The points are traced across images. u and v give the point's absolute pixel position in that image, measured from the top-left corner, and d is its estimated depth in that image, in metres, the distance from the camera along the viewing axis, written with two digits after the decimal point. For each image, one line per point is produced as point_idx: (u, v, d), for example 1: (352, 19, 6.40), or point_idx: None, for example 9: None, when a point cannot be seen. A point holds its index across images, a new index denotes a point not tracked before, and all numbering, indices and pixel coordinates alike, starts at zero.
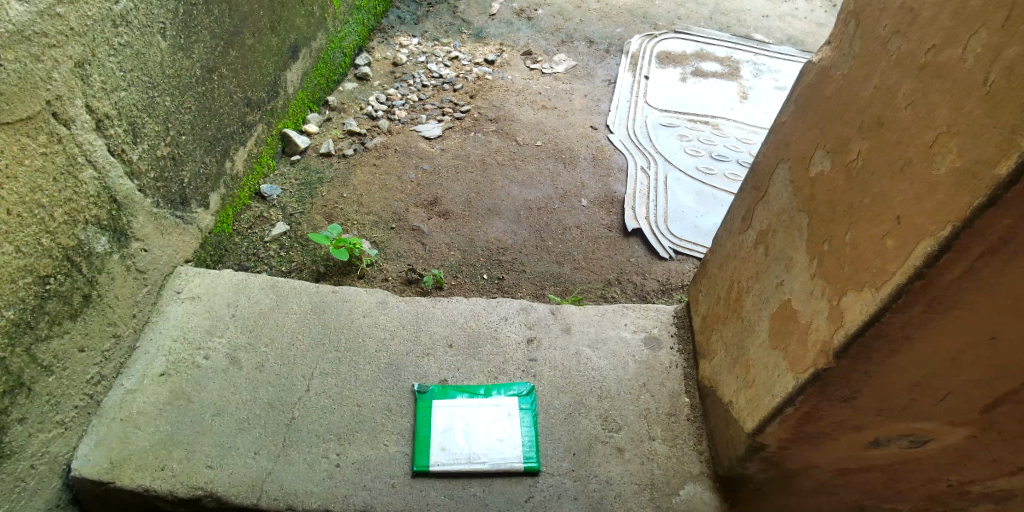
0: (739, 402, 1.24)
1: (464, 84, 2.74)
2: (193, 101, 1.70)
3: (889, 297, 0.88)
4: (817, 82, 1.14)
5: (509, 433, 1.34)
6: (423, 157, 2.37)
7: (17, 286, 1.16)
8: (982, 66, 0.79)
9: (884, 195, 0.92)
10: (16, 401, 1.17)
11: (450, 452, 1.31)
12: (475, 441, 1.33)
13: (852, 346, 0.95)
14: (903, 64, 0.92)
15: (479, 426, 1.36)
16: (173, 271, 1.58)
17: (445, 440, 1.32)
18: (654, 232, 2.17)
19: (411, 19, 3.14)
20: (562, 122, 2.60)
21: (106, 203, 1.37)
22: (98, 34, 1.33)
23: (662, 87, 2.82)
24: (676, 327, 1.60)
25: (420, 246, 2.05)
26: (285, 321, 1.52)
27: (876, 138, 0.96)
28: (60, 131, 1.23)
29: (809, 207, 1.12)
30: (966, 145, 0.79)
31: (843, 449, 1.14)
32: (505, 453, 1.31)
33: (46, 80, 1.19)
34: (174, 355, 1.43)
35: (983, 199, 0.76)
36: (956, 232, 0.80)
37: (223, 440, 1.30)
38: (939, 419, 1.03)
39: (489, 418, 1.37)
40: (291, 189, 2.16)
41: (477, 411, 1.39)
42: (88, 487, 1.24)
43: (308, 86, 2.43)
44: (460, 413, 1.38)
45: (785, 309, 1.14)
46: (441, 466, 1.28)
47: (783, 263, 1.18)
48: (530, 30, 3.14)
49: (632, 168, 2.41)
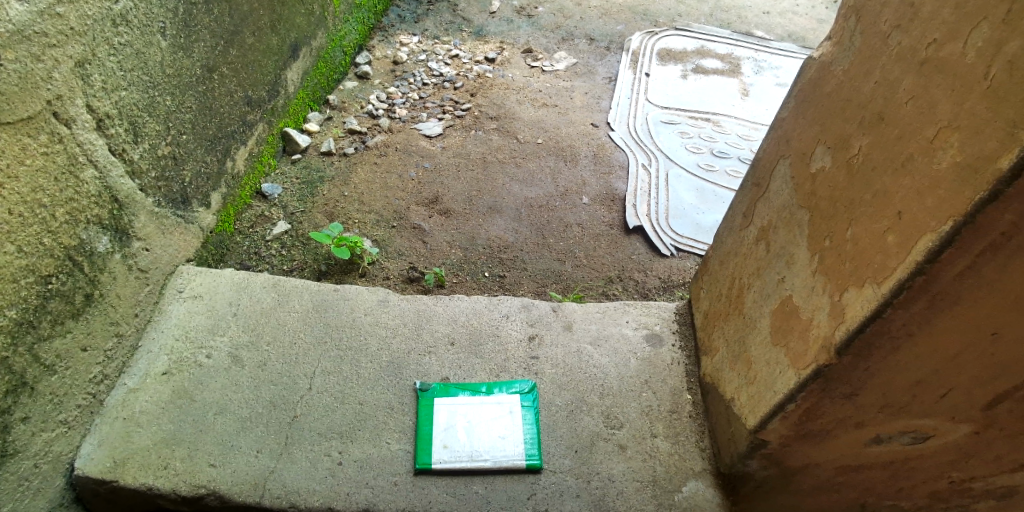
0: (740, 399, 1.24)
1: (464, 82, 2.74)
2: (193, 100, 1.70)
3: (890, 292, 0.88)
4: (817, 78, 1.14)
5: (510, 430, 1.35)
6: (424, 155, 2.37)
7: (19, 286, 1.16)
8: (984, 61, 0.78)
9: (885, 191, 0.92)
10: (19, 400, 1.18)
11: (450, 449, 1.31)
12: (474, 438, 1.34)
13: (853, 342, 0.95)
14: (904, 59, 0.92)
15: (479, 423, 1.36)
16: (174, 270, 1.58)
17: (447, 438, 1.32)
18: (655, 229, 2.17)
19: (411, 17, 3.14)
20: (563, 119, 2.60)
21: (108, 202, 1.37)
22: (98, 34, 1.33)
23: (663, 84, 2.82)
24: (677, 324, 1.60)
25: (421, 244, 2.05)
26: (287, 320, 1.52)
27: (877, 134, 0.96)
28: (61, 131, 1.24)
29: (810, 203, 1.12)
30: (967, 140, 0.79)
31: (845, 446, 1.14)
32: (507, 449, 1.32)
33: (46, 80, 1.19)
34: (176, 354, 1.43)
35: (985, 195, 0.76)
36: (957, 228, 0.80)
37: (226, 439, 1.31)
38: (941, 416, 1.03)
39: (488, 415, 1.38)
40: (292, 188, 2.16)
41: (477, 408, 1.39)
42: (91, 486, 1.25)
43: (309, 85, 2.43)
44: (459, 410, 1.38)
45: (787, 306, 1.14)
46: (443, 464, 1.28)
47: (784, 260, 1.18)
48: (530, 27, 3.13)
49: (633, 165, 2.41)
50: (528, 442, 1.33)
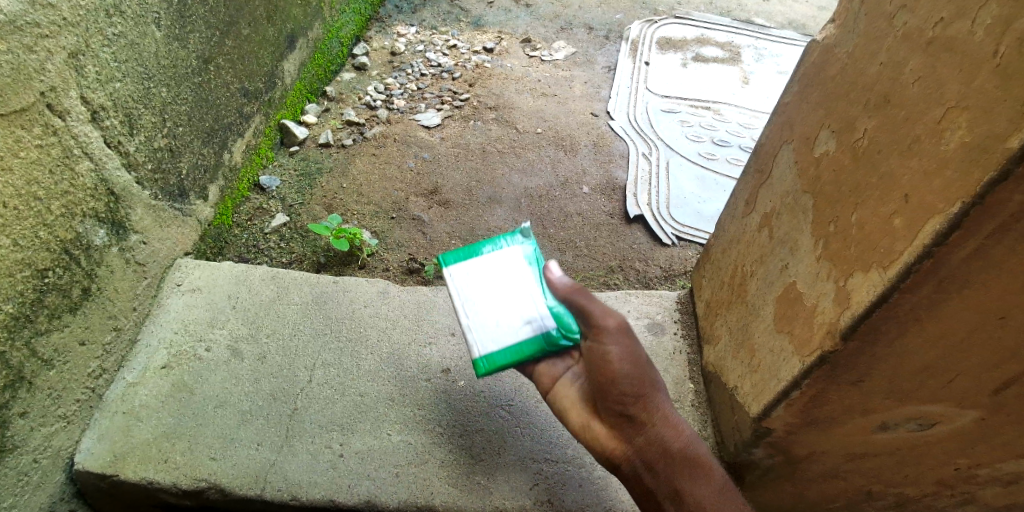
0: (744, 387, 1.24)
1: (462, 72, 2.71)
2: (189, 91, 1.69)
3: (896, 276, 0.87)
4: (822, 61, 1.13)
5: (517, 320, 1.21)
6: (423, 146, 2.35)
7: (16, 280, 1.15)
8: (992, 37, 0.77)
9: (893, 174, 0.91)
10: (17, 395, 1.17)
11: (448, 291, 1.24)
12: (488, 303, 1.23)
13: (858, 327, 0.94)
14: (911, 38, 0.90)
15: (507, 298, 1.23)
16: (173, 263, 1.57)
17: (475, 270, 1.26)
18: (656, 218, 2.16)
19: (408, 7, 3.10)
20: (563, 109, 2.58)
21: (104, 195, 1.35)
22: (91, 24, 1.31)
23: (663, 72, 2.79)
24: (679, 312, 1.59)
25: (420, 235, 2.04)
26: (287, 312, 1.51)
27: (883, 116, 0.95)
28: (55, 123, 1.22)
29: (814, 188, 1.10)
30: (976, 120, 0.78)
31: (849, 433, 1.12)
32: (498, 337, 1.20)
33: (39, 71, 1.18)
34: (174, 347, 1.42)
35: (995, 174, 0.75)
36: (966, 209, 0.78)
37: (227, 432, 1.30)
38: (946, 402, 1.00)
39: (515, 299, 1.23)
40: (291, 180, 2.14)
41: (521, 282, 1.25)
42: (93, 480, 1.25)
43: (305, 77, 2.41)
44: (488, 270, 1.26)
45: (790, 292, 1.13)
46: (449, 279, 1.26)
47: (788, 246, 1.17)
48: (529, 17, 3.10)
49: (634, 154, 2.39)
50: (510, 349, 1.19)
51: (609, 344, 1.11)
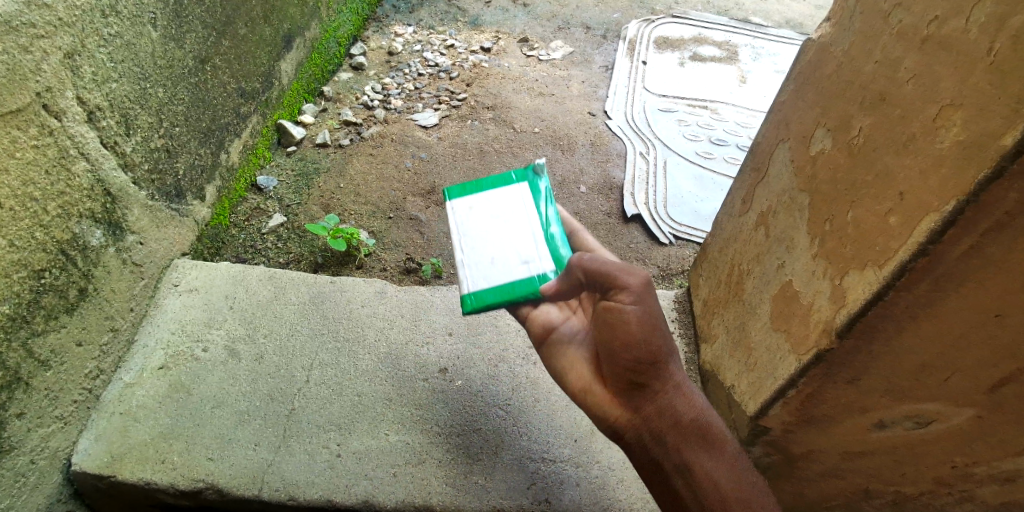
0: (741, 386, 1.24)
1: (460, 72, 2.71)
2: (186, 92, 1.69)
3: (892, 274, 0.88)
4: (818, 59, 1.13)
5: (509, 262, 1.27)
6: (420, 146, 2.35)
7: (12, 281, 1.15)
8: (986, 35, 0.77)
9: (888, 172, 0.91)
10: (14, 396, 1.17)
11: (450, 223, 1.35)
12: (485, 240, 1.31)
13: (855, 325, 0.95)
14: (905, 36, 0.90)
15: (505, 239, 1.30)
16: (170, 264, 1.57)
17: (476, 207, 1.36)
18: (654, 217, 2.16)
19: (406, 7, 3.10)
20: (560, 108, 2.58)
21: (101, 196, 1.35)
22: (87, 25, 1.31)
23: (660, 71, 2.79)
24: (676, 312, 1.59)
25: (418, 235, 2.04)
26: (284, 313, 1.51)
27: (878, 114, 0.95)
28: (51, 123, 1.22)
29: (810, 186, 1.10)
30: (970, 118, 0.78)
31: (846, 431, 1.12)
32: (488, 276, 1.26)
33: (35, 72, 1.17)
34: (172, 348, 1.42)
35: (988, 173, 0.76)
36: (960, 207, 0.79)
37: (225, 432, 1.30)
38: (944, 399, 0.99)
39: (513, 240, 1.30)
40: (288, 180, 2.14)
41: (521, 224, 1.32)
42: (91, 480, 1.25)
43: (302, 77, 2.41)
44: (489, 209, 1.35)
45: (787, 291, 1.13)
46: (451, 212, 1.36)
47: (784, 245, 1.17)
48: (527, 16, 3.10)
49: (631, 153, 2.39)
50: (498, 288, 1.24)
51: (628, 305, 1.03)
